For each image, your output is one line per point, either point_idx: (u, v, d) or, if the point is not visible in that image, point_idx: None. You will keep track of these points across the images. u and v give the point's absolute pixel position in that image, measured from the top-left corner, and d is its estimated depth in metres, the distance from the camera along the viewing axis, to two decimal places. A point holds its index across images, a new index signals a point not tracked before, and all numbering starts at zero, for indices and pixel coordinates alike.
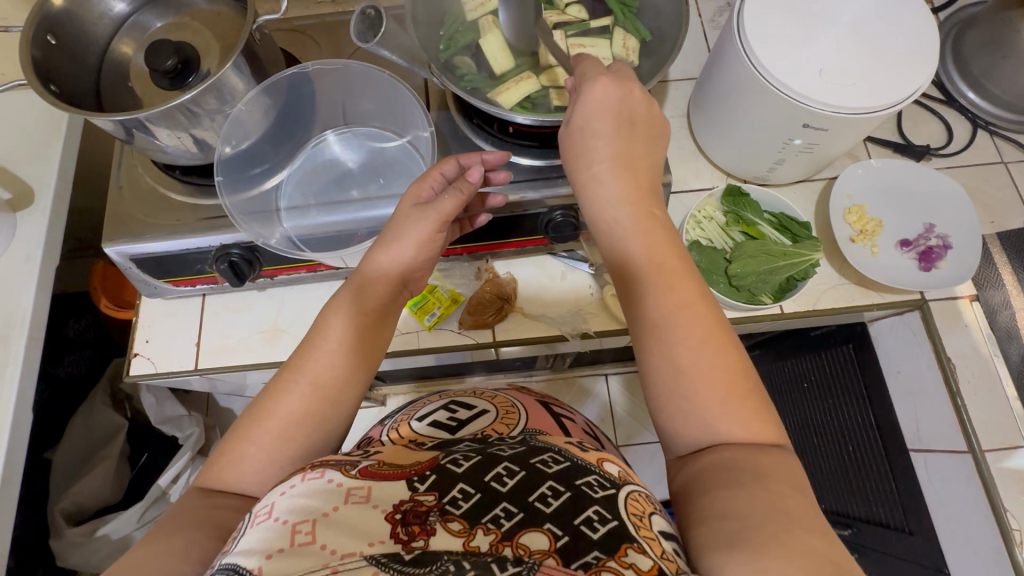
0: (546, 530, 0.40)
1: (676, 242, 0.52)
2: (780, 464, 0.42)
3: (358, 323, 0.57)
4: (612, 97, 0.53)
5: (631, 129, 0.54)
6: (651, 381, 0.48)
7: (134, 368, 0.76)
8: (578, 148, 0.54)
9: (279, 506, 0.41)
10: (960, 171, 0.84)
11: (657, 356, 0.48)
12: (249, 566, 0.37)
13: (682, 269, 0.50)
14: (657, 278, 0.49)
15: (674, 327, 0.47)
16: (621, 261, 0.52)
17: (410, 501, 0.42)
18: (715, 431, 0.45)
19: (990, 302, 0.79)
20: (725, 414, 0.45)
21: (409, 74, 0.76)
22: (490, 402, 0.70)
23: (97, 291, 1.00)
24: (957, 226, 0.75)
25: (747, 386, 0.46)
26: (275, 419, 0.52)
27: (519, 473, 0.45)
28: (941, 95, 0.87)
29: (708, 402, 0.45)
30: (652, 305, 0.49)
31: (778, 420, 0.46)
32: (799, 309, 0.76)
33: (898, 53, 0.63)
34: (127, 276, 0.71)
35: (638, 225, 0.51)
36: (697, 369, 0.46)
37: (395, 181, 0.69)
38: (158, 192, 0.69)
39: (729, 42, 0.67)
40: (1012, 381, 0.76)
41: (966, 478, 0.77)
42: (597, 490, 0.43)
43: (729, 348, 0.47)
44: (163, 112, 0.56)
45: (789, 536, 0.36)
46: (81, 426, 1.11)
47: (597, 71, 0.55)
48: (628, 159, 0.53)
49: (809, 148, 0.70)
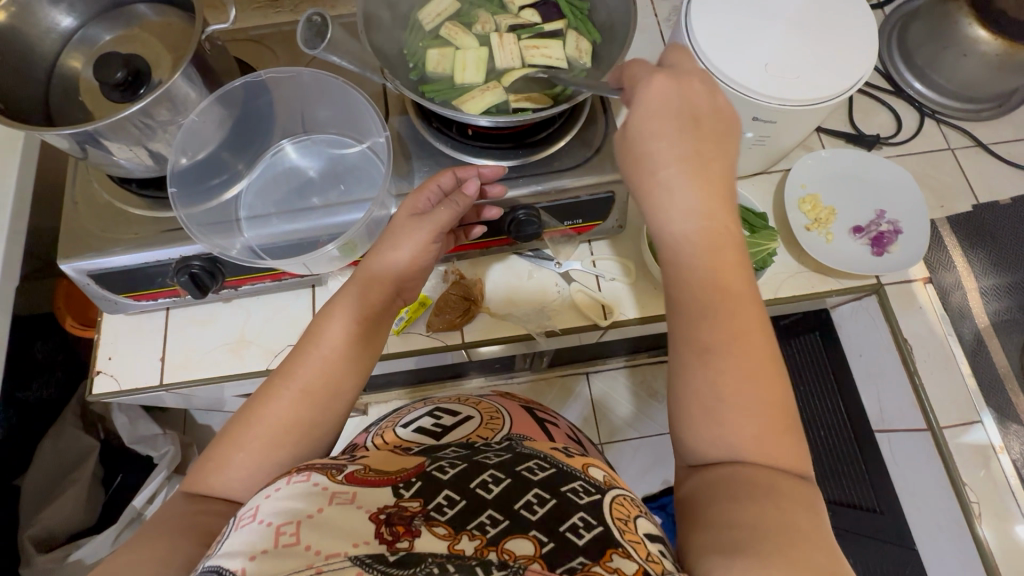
0: (531, 537, 0.40)
1: (765, 335, 0.45)
2: (798, 486, 0.41)
3: (357, 321, 0.56)
4: (675, 92, 0.48)
5: (699, 127, 0.48)
6: (689, 411, 0.45)
7: (97, 386, 0.75)
8: (640, 150, 0.48)
9: (263, 509, 0.40)
10: (909, 158, 0.86)
11: (715, 445, 0.44)
12: (231, 567, 0.36)
13: (763, 356, 0.45)
14: (731, 357, 0.44)
15: (741, 415, 0.43)
16: (676, 271, 0.48)
17: (395, 506, 0.41)
18: (739, 454, 0.43)
19: (942, 283, 0.82)
20: (755, 442, 0.43)
21: (366, 81, 0.76)
22: (476, 409, 0.68)
23: (61, 311, 0.98)
24: (906, 213, 0.78)
25: (786, 420, 0.44)
26: (260, 427, 0.51)
27: (504, 481, 0.45)
28: (889, 86, 0.90)
29: (741, 433, 0.43)
30: (706, 326, 0.45)
31: (805, 452, 0.44)
32: (761, 298, 0.77)
33: (840, 47, 0.65)
34: (86, 292, 0.70)
35: (704, 244, 0.47)
36: (741, 397, 0.43)
37: (355, 187, 0.70)
38: (114, 206, 0.68)
39: (679, 39, 0.68)
40: (967, 359, 0.79)
41: (927, 454, 0.79)
42: (582, 496, 0.43)
43: (793, 448, 0.43)
44: (114, 125, 0.56)
45: (797, 547, 0.37)
46: (50, 450, 1.08)
47: (650, 68, 0.50)
48: (697, 156, 0.47)
49: (761, 140, 0.72)
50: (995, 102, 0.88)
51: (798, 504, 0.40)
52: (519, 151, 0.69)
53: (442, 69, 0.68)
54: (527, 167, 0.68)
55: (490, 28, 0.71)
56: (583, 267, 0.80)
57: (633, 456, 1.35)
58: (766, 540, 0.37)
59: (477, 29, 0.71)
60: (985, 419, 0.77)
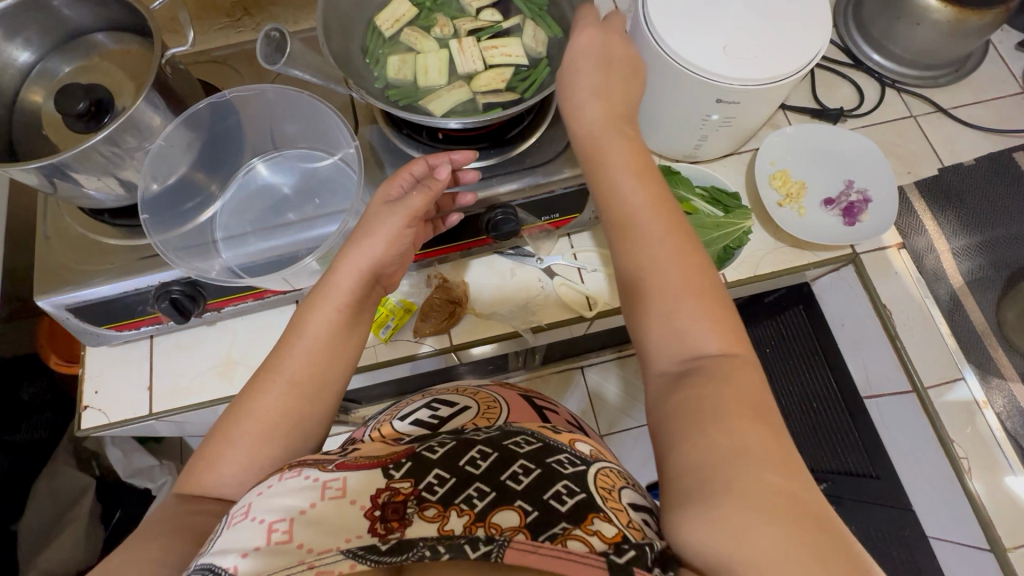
0: (517, 507, 0.40)
1: (682, 219, 0.49)
2: (742, 385, 0.42)
3: (338, 316, 0.56)
4: (597, 41, 0.55)
5: (612, 68, 0.54)
6: (628, 302, 0.48)
7: (86, 421, 0.75)
8: (568, 84, 0.54)
9: (257, 505, 0.40)
10: (874, 129, 0.88)
11: (659, 329, 0.46)
12: (225, 565, 0.36)
13: (681, 233, 0.48)
14: (655, 232, 0.48)
15: (669, 291, 0.46)
16: (601, 175, 0.52)
17: (388, 491, 0.41)
18: (679, 337, 0.45)
19: (915, 247, 0.84)
20: (690, 320, 0.45)
21: (334, 94, 0.76)
22: (472, 398, 0.67)
23: (45, 349, 0.97)
24: (874, 181, 0.80)
25: (715, 294, 0.46)
26: (250, 422, 0.51)
27: (493, 454, 0.44)
28: (849, 60, 0.92)
29: (674, 310, 0.46)
30: (626, 215, 0.49)
31: (744, 337, 0.46)
32: (741, 277, 0.79)
33: (795, 26, 0.66)
34: (67, 327, 0.70)
35: (622, 145, 0.51)
36: (668, 274, 0.46)
37: (331, 199, 0.70)
38: (88, 238, 0.67)
39: (638, 28, 0.69)
40: (945, 319, 0.81)
41: (915, 416, 0.81)
42: (567, 466, 0.44)
43: (730, 324, 0.45)
44: (81, 155, 0.56)
45: (747, 475, 0.36)
46: (46, 490, 1.05)
47: (592, 19, 0.56)
48: (611, 90, 0.53)
49: (727, 122, 0.73)
50: (951, 68, 0.90)
51: (756, 425, 0.39)
52: (493, 149, 0.69)
53: (404, 75, 0.69)
54: (499, 167, 0.69)
55: (448, 31, 0.71)
56: (564, 260, 0.81)
57: (633, 444, 1.36)
58: (715, 471, 0.37)
59: (436, 32, 0.72)
60: (967, 376, 0.78)
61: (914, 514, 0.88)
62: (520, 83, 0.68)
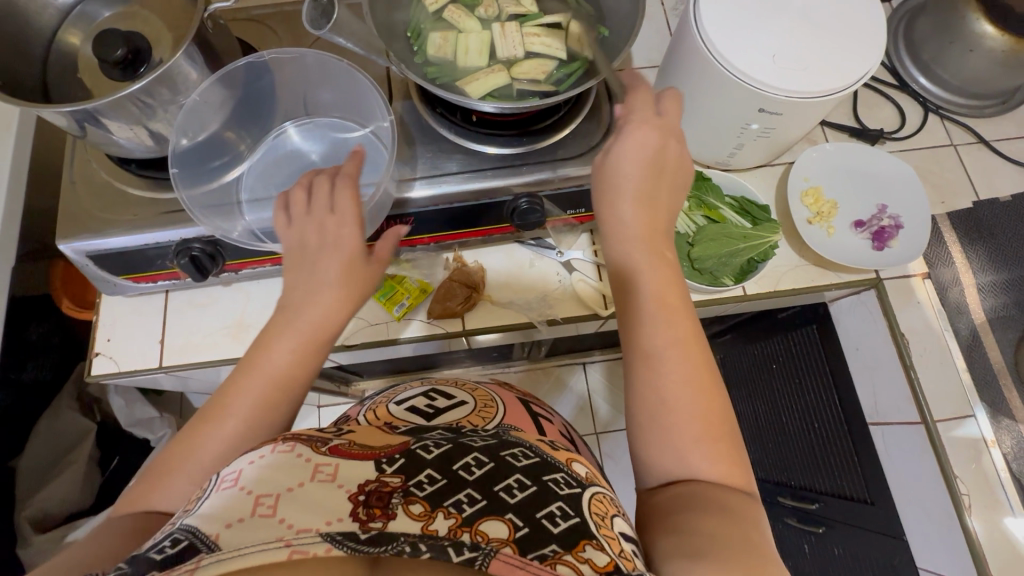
0: (507, 520, 0.38)
1: (706, 349, 0.49)
2: (747, 509, 0.43)
3: (302, 342, 0.54)
4: (653, 141, 0.53)
5: (661, 175, 0.53)
6: (635, 419, 0.48)
7: (95, 368, 0.75)
8: (612, 179, 0.53)
9: (247, 475, 0.39)
10: (912, 154, 0.87)
11: (665, 452, 0.46)
12: (208, 531, 0.34)
13: (697, 371, 0.48)
14: (673, 367, 0.47)
15: (681, 419, 0.46)
16: (629, 290, 0.51)
17: (376, 481, 0.39)
18: (686, 463, 0.45)
19: (941, 279, 0.83)
20: (699, 449, 0.45)
21: (370, 64, 0.74)
22: (470, 394, 0.67)
23: (59, 293, 0.97)
24: (908, 208, 0.78)
25: (725, 429, 0.46)
26: (196, 459, 0.49)
27: (488, 464, 0.43)
28: (894, 81, 0.90)
29: (683, 438, 0.46)
30: (647, 336, 0.49)
31: (749, 471, 0.46)
32: (761, 290, 0.78)
33: (848, 40, 0.65)
34: (85, 273, 0.70)
35: (655, 265, 0.51)
36: (683, 404, 0.46)
37: (360, 170, 0.69)
38: (113, 186, 0.67)
39: (686, 28, 0.68)
40: (962, 355, 0.80)
41: (920, 448, 0.80)
42: (562, 487, 0.42)
43: (737, 459, 0.46)
44: (114, 103, 0.55)
45: (753, 560, 0.38)
46: (46, 430, 1.07)
47: (647, 114, 0.54)
48: (656, 198, 0.53)
49: (766, 132, 0.72)
50: (998, 100, 0.88)
51: (751, 521, 0.42)
52: (523, 138, 0.68)
53: (444, 53, 0.67)
54: (530, 155, 0.68)
55: (492, 12, 0.70)
56: (585, 256, 0.80)
57: (627, 445, 1.36)
58: (722, 548, 0.38)
59: (480, 13, 0.70)
60: (978, 414, 0.78)
61: (907, 544, 0.86)
62: (559, 75, 0.67)
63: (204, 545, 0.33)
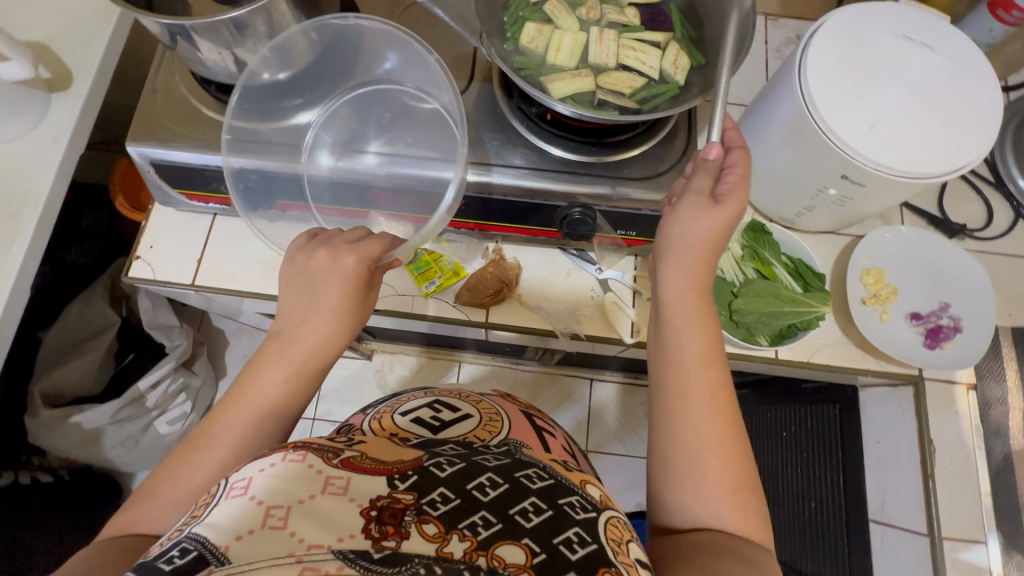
0: (523, 544, 0.38)
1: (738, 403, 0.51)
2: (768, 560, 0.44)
3: (289, 380, 0.54)
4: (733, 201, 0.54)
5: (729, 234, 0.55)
6: (664, 458, 0.49)
7: (134, 270, 0.78)
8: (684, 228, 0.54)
9: (257, 483, 0.39)
10: (990, 257, 0.82)
11: (693, 494, 0.47)
12: (217, 542, 0.35)
13: (732, 422, 0.49)
14: (709, 416, 0.49)
15: (711, 466, 0.47)
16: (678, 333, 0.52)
17: (388, 497, 0.39)
18: (710, 508, 0.46)
19: (986, 393, 0.78)
20: (726, 497, 0.47)
21: (459, 40, 0.74)
22: (475, 407, 0.67)
23: (116, 189, 1.01)
24: (973, 313, 0.73)
25: (751, 481, 0.48)
26: (183, 481, 0.49)
27: (503, 485, 0.43)
28: (991, 176, 0.84)
29: (710, 485, 0.47)
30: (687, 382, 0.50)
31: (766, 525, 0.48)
32: (794, 357, 0.75)
33: (956, 126, 0.61)
34: (144, 179, 0.72)
35: (704, 315, 0.52)
36: (716, 453, 0.48)
37: (421, 142, 0.70)
38: (191, 104, 0.69)
39: (787, 74, 0.65)
40: (989, 477, 0.76)
41: (919, 559, 0.76)
42: (578, 511, 0.42)
43: (759, 509, 0.48)
44: (209, 25, 0.56)
45: None
46: (75, 314, 1.09)
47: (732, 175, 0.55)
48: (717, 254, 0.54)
49: (842, 200, 0.69)
50: None
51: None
52: (593, 148, 0.67)
53: (536, 45, 0.66)
54: (594, 166, 0.67)
55: (593, 16, 0.68)
56: (622, 279, 0.78)
57: (615, 471, 1.34)
58: None
59: (580, 13, 0.69)
60: (990, 541, 0.74)
61: None
62: (644, 93, 0.65)
63: (214, 557, 0.34)
